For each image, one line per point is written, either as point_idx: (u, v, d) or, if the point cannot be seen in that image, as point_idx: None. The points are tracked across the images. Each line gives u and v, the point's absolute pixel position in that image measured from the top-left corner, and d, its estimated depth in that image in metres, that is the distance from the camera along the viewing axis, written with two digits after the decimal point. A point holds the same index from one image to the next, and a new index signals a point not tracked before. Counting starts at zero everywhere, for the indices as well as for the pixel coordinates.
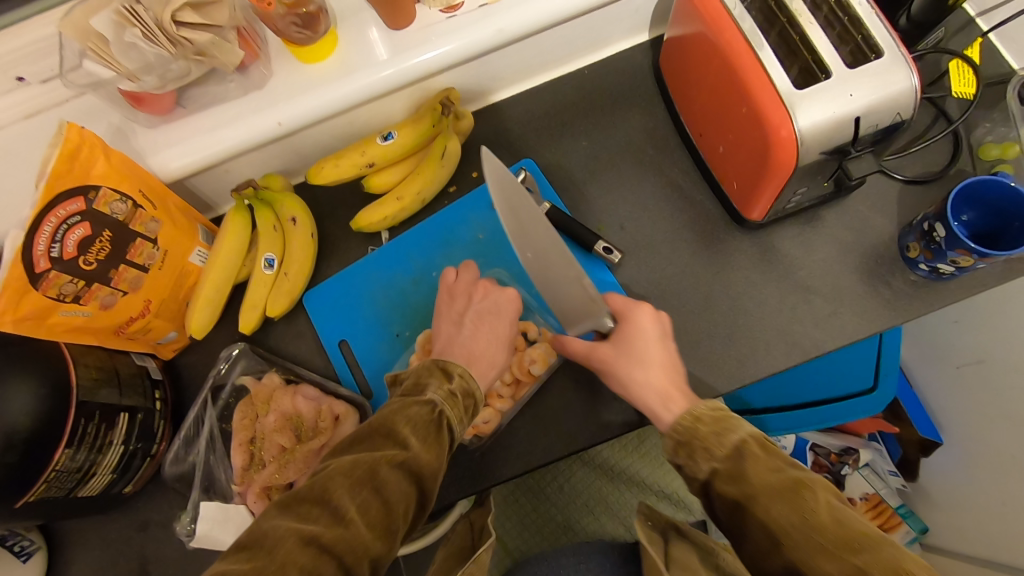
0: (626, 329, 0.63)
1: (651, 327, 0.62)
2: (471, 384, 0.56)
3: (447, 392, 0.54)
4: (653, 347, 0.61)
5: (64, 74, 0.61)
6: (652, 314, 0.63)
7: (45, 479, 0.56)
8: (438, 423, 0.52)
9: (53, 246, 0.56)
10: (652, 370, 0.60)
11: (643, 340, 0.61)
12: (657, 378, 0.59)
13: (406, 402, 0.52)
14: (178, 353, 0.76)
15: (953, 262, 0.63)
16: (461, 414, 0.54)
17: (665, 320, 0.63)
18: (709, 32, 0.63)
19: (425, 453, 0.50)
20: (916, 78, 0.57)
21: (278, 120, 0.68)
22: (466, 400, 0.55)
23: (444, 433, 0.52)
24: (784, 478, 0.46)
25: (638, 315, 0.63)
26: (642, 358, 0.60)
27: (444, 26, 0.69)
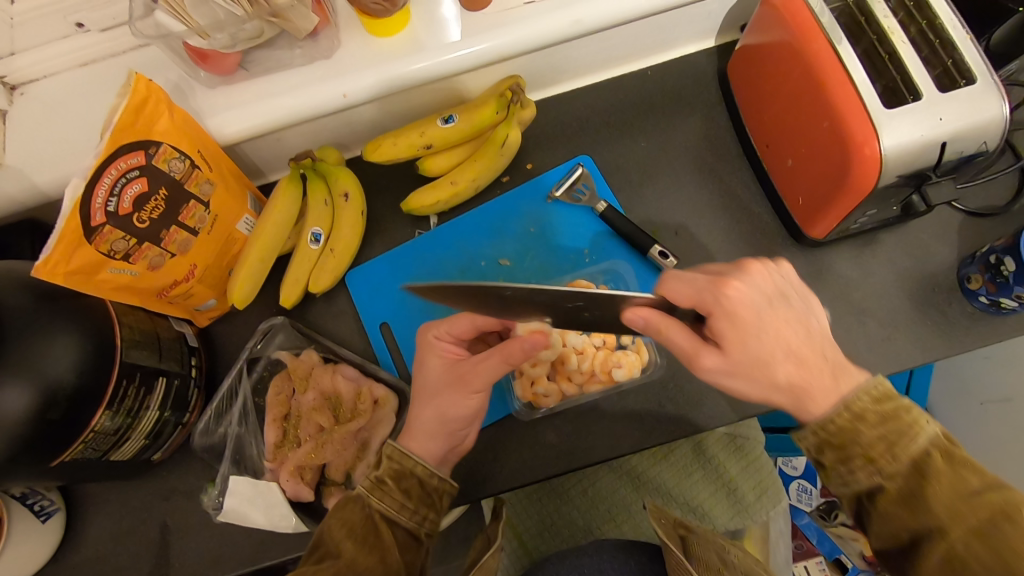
0: (724, 324, 0.51)
1: (747, 308, 0.50)
2: (403, 464, 0.57)
3: (374, 480, 0.55)
4: (763, 333, 0.50)
5: (132, 22, 0.58)
6: (740, 291, 0.51)
7: (82, 440, 0.55)
8: (373, 520, 0.54)
9: (110, 200, 0.54)
10: (774, 362, 0.50)
11: (750, 335, 0.50)
12: (786, 373, 0.50)
13: (339, 506, 0.54)
14: (214, 321, 0.74)
15: (1017, 297, 0.63)
16: (397, 500, 0.55)
17: (753, 283, 0.52)
18: (795, 42, 0.62)
19: (365, 554, 0.51)
20: (1008, 107, 0.55)
21: (344, 92, 0.66)
22: (402, 483, 0.56)
23: (382, 529, 0.54)
24: (981, 505, 0.45)
25: (725, 299, 0.51)
26: (759, 361, 0.50)
27: (521, 12, 0.68)
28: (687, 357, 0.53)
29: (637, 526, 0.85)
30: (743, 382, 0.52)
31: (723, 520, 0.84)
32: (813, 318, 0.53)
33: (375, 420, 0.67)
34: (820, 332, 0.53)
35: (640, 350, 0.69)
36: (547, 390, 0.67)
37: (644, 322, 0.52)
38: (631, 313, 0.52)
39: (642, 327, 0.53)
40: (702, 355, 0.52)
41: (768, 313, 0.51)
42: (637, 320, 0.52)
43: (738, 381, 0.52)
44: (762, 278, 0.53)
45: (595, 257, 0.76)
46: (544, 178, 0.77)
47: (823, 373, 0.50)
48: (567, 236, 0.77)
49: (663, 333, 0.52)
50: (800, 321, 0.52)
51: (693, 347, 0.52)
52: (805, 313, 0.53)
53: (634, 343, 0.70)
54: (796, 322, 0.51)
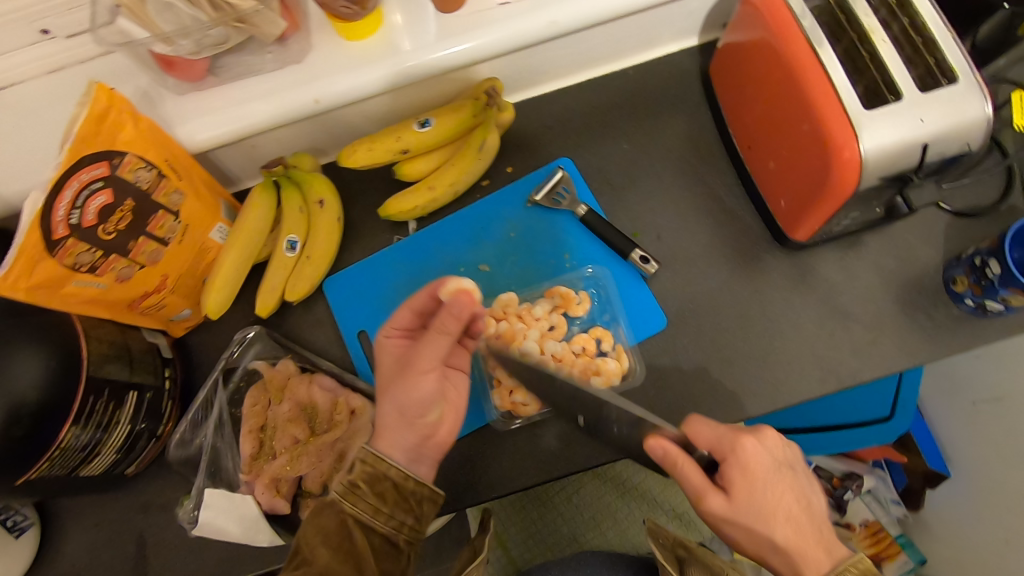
0: (735, 473, 0.51)
1: (760, 466, 0.51)
2: (377, 468, 0.55)
3: (346, 484, 0.53)
4: (771, 491, 0.50)
5: (95, 29, 0.57)
6: (754, 448, 0.51)
7: (49, 457, 0.54)
8: (346, 526, 0.53)
9: (73, 213, 0.53)
10: (777, 523, 0.50)
11: (758, 491, 0.50)
12: (785, 534, 0.49)
13: (312, 513, 0.53)
14: (189, 331, 0.73)
15: (1003, 300, 0.62)
16: (371, 505, 0.53)
17: (771, 446, 0.52)
18: (774, 42, 0.60)
19: (338, 561, 0.50)
20: (991, 108, 0.54)
21: (316, 97, 0.65)
22: (377, 486, 0.54)
23: (355, 535, 0.52)
24: None
25: (741, 450, 0.51)
26: (764, 517, 0.50)
27: (495, 14, 0.66)
28: (693, 495, 0.53)
29: (623, 534, 0.85)
30: (743, 532, 0.51)
31: (707, 526, 0.85)
32: (814, 496, 0.53)
33: (351, 431, 0.66)
34: (819, 511, 0.52)
35: (620, 358, 0.69)
36: (527, 400, 0.66)
37: (662, 453, 0.52)
38: (654, 441, 0.52)
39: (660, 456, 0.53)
40: (709, 496, 0.51)
41: (778, 477, 0.51)
42: (655, 448, 0.52)
43: (737, 530, 0.51)
44: (780, 443, 0.53)
45: (576, 262, 0.75)
46: (524, 182, 0.76)
47: (819, 544, 0.50)
48: (547, 241, 0.75)
49: (678, 467, 0.52)
50: (804, 493, 0.52)
51: (700, 488, 0.52)
52: (810, 483, 0.53)
53: (614, 350, 0.69)
54: (802, 493, 0.52)
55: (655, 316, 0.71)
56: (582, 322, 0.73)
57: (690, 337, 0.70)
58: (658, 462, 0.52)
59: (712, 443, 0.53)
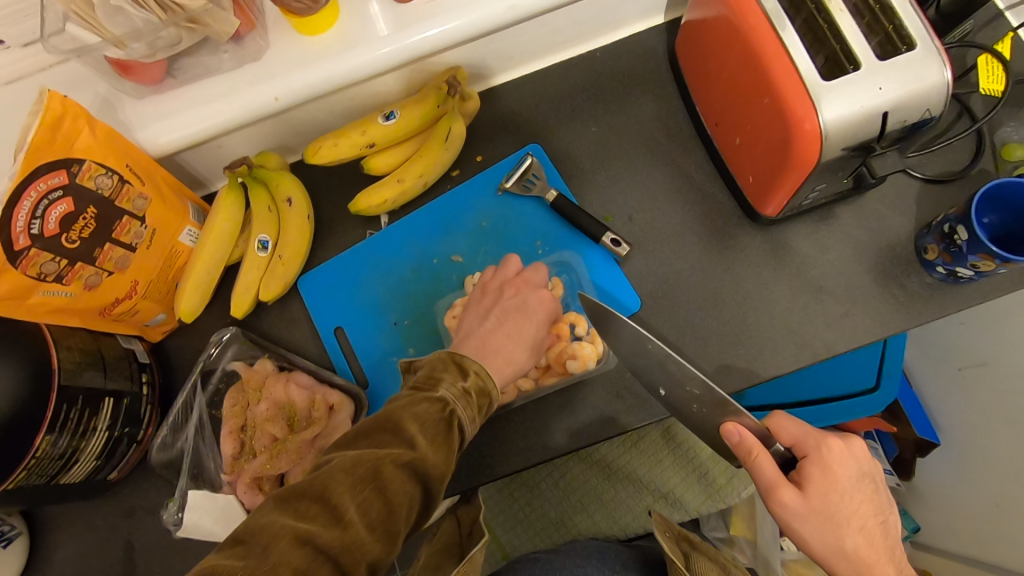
0: (815, 470, 0.53)
1: (844, 468, 0.53)
2: (486, 383, 0.53)
3: (460, 390, 0.51)
4: (847, 496, 0.53)
5: (45, 38, 0.57)
6: (840, 448, 0.54)
7: (25, 467, 0.54)
8: (448, 423, 0.48)
9: (34, 223, 0.53)
10: (848, 529, 0.52)
11: (835, 491, 0.52)
12: (854, 541, 0.52)
13: (415, 398, 0.49)
14: (167, 335, 0.74)
15: (972, 266, 0.62)
16: (472, 413, 0.51)
17: (857, 452, 0.54)
18: (733, 17, 0.60)
19: (434, 453, 0.46)
20: (949, 72, 0.53)
21: (275, 95, 0.65)
22: (479, 399, 0.52)
23: (454, 433, 0.48)
24: None
25: (827, 449, 0.53)
26: (836, 519, 0.52)
27: (451, 1, 0.65)
28: (765, 488, 0.54)
29: (611, 516, 0.84)
30: (813, 531, 0.52)
31: (696, 506, 0.84)
32: (886, 512, 0.55)
33: (331, 427, 0.66)
34: (892, 532, 0.55)
35: (595, 341, 0.68)
36: (504, 390, 0.65)
37: (739, 439, 0.55)
38: (731, 424, 0.55)
39: (736, 443, 0.55)
40: (783, 489, 0.53)
41: (860, 486, 0.53)
42: (732, 433, 0.55)
43: (806, 527, 0.52)
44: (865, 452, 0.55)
45: (549, 249, 0.75)
46: (493, 170, 0.76)
47: (886, 560, 0.52)
48: (518, 229, 0.75)
49: (755, 457, 0.54)
50: (878, 508, 0.54)
51: (775, 480, 0.53)
52: (884, 497, 0.56)
53: (589, 334, 0.68)
54: (877, 509, 0.54)
55: (628, 298, 0.71)
56: None
57: (664, 317, 0.71)
58: (735, 449, 0.55)
59: (794, 440, 0.56)
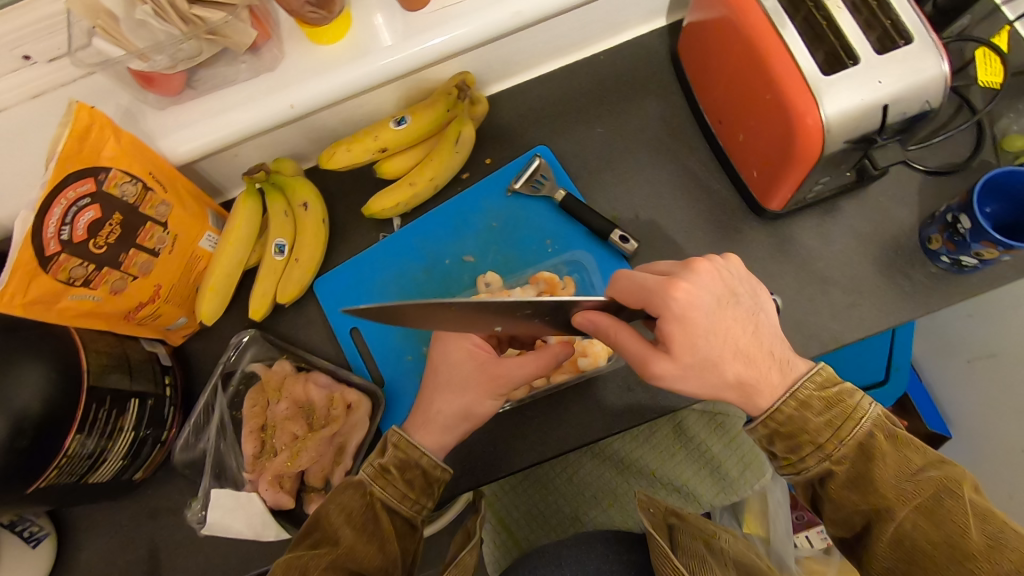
0: (675, 328, 0.49)
1: (697, 311, 0.49)
2: (410, 455, 0.58)
3: (377, 468, 0.57)
4: (711, 334, 0.49)
5: (73, 52, 0.59)
6: (688, 293, 0.49)
7: (56, 465, 0.56)
8: (373, 508, 0.55)
9: (63, 229, 0.55)
10: (724, 363, 0.50)
11: (698, 337, 0.49)
12: (735, 370, 0.50)
13: (338, 490, 0.55)
14: (187, 339, 0.76)
15: (976, 254, 0.63)
16: (399, 490, 0.57)
17: (704, 285, 0.50)
18: (733, 16, 0.62)
19: (361, 544, 0.53)
20: (947, 65, 0.55)
21: (291, 103, 0.67)
22: (407, 473, 0.57)
23: (380, 517, 0.55)
24: (921, 484, 0.47)
25: (674, 303, 0.49)
26: (708, 361, 0.49)
27: (459, 8, 0.68)
28: (637, 359, 0.52)
29: (625, 510, 0.85)
30: (694, 383, 0.51)
31: (709, 498, 0.85)
32: (760, 313, 0.52)
33: (349, 425, 0.68)
34: (766, 330, 0.52)
35: None
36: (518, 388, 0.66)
37: (594, 327, 0.54)
38: (581, 316, 0.54)
39: (594, 330, 0.54)
40: (654, 359, 0.51)
41: (721, 316, 0.49)
42: (586, 323, 0.54)
43: (690, 382, 0.51)
44: (711, 275, 0.51)
45: (558, 247, 0.76)
46: (502, 172, 0.78)
47: (769, 368, 0.51)
48: (527, 228, 0.77)
49: (614, 336, 0.52)
50: (748, 318, 0.51)
51: (645, 354, 0.51)
52: (753, 303, 0.52)
53: None
54: (748, 321, 0.51)
55: None
56: None
57: None
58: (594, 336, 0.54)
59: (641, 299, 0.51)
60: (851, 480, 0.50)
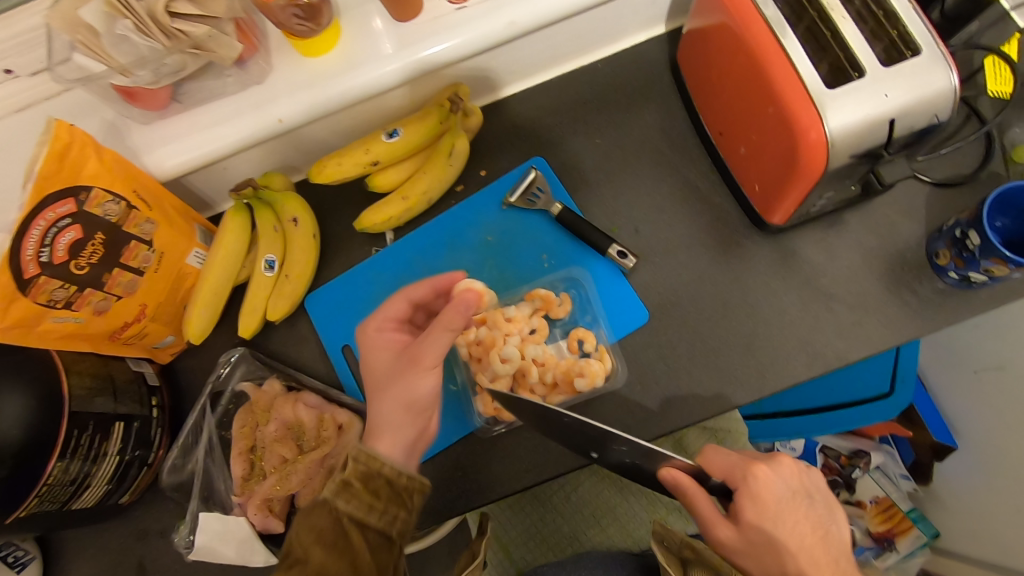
0: (747, 502, 0.54)
1: (770, 493, 0.53)
2: (371, 465, 0.55)
3: (338, 483, 0.53)
4: (784, 522, 0.53)
5: (53, 67, 0.57)
6: (766, 476, 0.54)
7: (37, 493, 0.54)
8: (342, 526, 0.52)
9: (43, 251, 0.54)
10: (789, 554, 0.52)
11: (768, 520, 0.53)
12: (798, 566, 0.52)
13: (306, 511, 0.52)
14: (176, 357, 0.74)
15: (985, 271, 0.61)
16: (364, 503, 0.53)
17: (784, 473, 0.55)
18: (734, 26, 0.59)
19: (335, 562, 0.50)
20: (956, 77, 0.53)
21: (279, 117, 0.65)
22: (370, 483, 0.54)
23: (350, 534, 0.52)
24: None
25: (754, 479, 0.54)
26: (772, 546, 0.52)
27: (452, 18, 0.66)
28: (704, 522, 0.56)
29: (625, 529, 0.84)
30: (755, 562, 0.53)
31: None
32: (832, 525, 0.55)
33: (340, 447, 0.66)
34: (836, 541, 0.54)
35: (603, 358, 0.68)
36: (510, 406, 0.65)
37: (671, 482, 0.55)
38: (665, 470, 0.56)
39: (671, 485, 0.56)
40: (721, 526, 0.55)
41: (794, 505, 0.53)
42: (666, 477, 0.56)
43: (751, 559, 0.54)
44: (793, 469, 0.55)
45: (555, 262, 0.75)
46: (497, 184, 0.76)
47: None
48: (524, 242, 0.75)
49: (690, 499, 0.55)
50: (819, 523, 0.54)
51: (713, 517, 0.55)
52: (830, 512, 0.56)
53: (597, 351, 0.69)
54: (818, 523, 0.54)
55: (637, 311, 0.71)
56: (564, 323, 0.73)
57: (673, 329, 0.70)
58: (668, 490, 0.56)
59: (725, 472, 0.56)
60: None
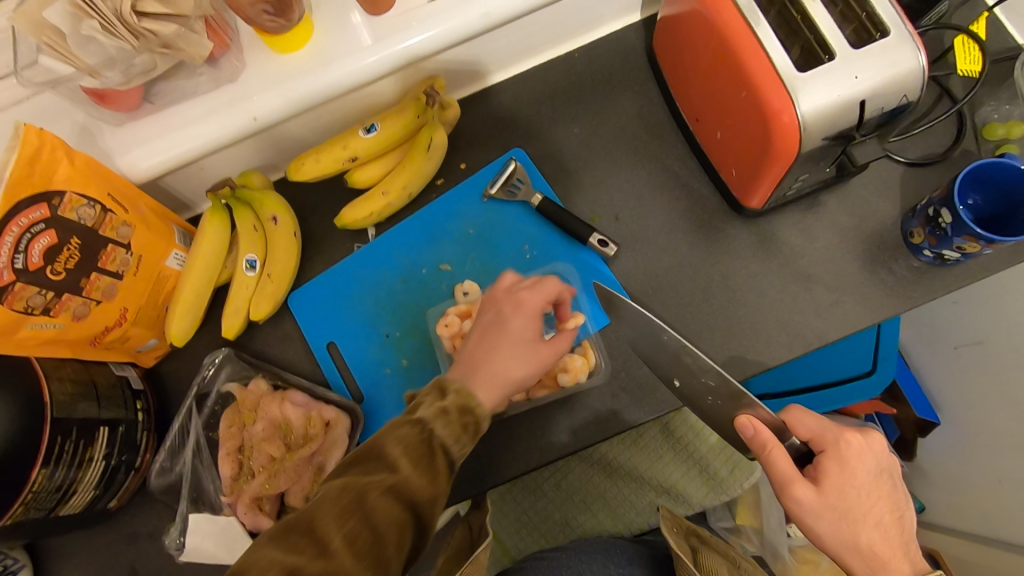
0: (832, 466, 0.52)
1: (863, 463, 0.52)
2: (470, 401, 0.51)
3: (437, 408, 0.49)
4: (864, 491, 0.51)
5: (19, 70, 0.57)
6: (860, 443, 0.52)
7: (22, 501, 0.54)
8: (431, 444, 0.47)
9: (17, 257, 0.53)
10: (864, 525, 0.51)
11: (851, 486, 0.51)
12: (870, 537, 0.50)
13: (397, 424, 0.48)
14: (160, 359, 0.74)
15: (958, 248, 0.62)
16: (456, 431, 0.49)
17: (875, 446, 0.53)
18: (705, 13, 0.60)
19: (417, 476, 0.46)
20: (924, 57, 0.54)
21: (253, 115, 0.65)
22: (465, 417, 0.50)
23: (438, 454, 0.47)
24: None
25: (845, 444, 0.52)
26: (852, 514, 0.51)
27: (425, 11, 0.65)
28: (779, 483, 0.53)
29: (616, 514, 0.85)
30: (827, 527, 0.51)
31: (699, 499, 0.84)
32: (906, 510, 0.53)
33: (328, 444, 0.67)
34: (908, 529, 0.53)
35: (587, 354, 0.69)
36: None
37: (753, 432, 0.54)
38: (745, 419, 0.55)
39: (749, 437, 0.55)
40: (798, 486, 0.51)
41: (878, 484, 0.52)
42: (746, 428, 0.55)
43: (824, 525, 0.51)
44: (882, 446, 0.54)
45: (537, 253, 0.75)
46: (478, 177, 0.76)
47: (902, 553, 0.51)
48: (505, 234, 0.76)
49: (769, 452, 0.53)
50: (897, 505, 0.53)
51: (791, 477, 0.52)
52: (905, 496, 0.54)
53: (580, 348, 0.70)
54: (896, 503, 0.53)
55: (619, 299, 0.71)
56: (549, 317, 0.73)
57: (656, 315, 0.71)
58: (747, 441, 0.54)
59: (811, 435, 0.54)
60: None
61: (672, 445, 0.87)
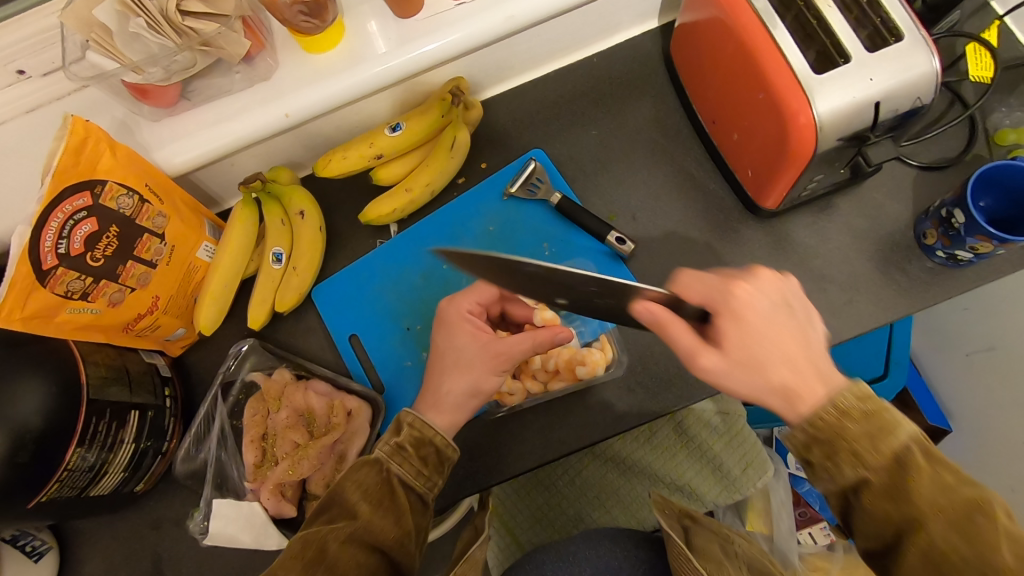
0: (727, 324, 0.48)
1: (755, 311, 0.48)
2: (424, 432, 0.57)
3: (393, 446, 0.56)
4: (769, 338, 0.47)
5: (67, 66, 0.59)
6: (748, 293, 0.48)
7: (57, 479, 0.55)
8: (389, 484, 0.54)
9: (60, 243, 0.55)
10: (772, 365, 0.46)
11: (752, 339, 0.47)
12: (782, 376, 0.46)
13: (354, 466, 0.54)
14: (186, 350, 0.76)
15: (971, 248, 0.63)
16: (414, 466, 0.56)
17: (768, 290, 0.49)
18: (724, 17, 0.62)
19: (378, 517, 0.53)
20: (937, 62, 0.55)
21: (285, 112, 0.67)
22: (422, 450, 0.57)
23: (397, 493, 0.54)
24: (956, 499, 0.41)
25: (733, 298, 0.48)
26: (760, 362, 0.46)
27: (452, 14, 0.68)
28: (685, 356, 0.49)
29: (629, 511, 0.86)
30: (740, 388, 0.47)
31: (712, 497, 0.85)
32: (813, 330, 0.49)
33: (350, 432, 0.68)
34: (819, 346, 0.48)
35: (604, 348, 0.70)
36: (511, 390, 0.68)
37: (651, 318, 0.48)
38: (639, 305, 0.48)
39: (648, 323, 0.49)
40: (702, 355, 0.48)
41: (776, 319, 0.48)
42: (642, 313, 0.48)
43: (738, 387, 0.47)
44: (776, 285, 0.50)
45: (556, 250, 0.76)
46: (499, 175, 0.78)
47: (815, 377, 0.46)
48: (525, 232, 0.77)
49: (668, 331, 0.48)
50: (804, 330, 0.48)
51: (694, 347, 0.48)
52: (815, 320, 0.50)
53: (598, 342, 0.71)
54: (802, 332, 0.48)
55: None
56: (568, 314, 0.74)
57: None
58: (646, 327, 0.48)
59: (703, 296, 0.50)
60: (849, 479, 0.44)
61: (685, 442, 0.87)
